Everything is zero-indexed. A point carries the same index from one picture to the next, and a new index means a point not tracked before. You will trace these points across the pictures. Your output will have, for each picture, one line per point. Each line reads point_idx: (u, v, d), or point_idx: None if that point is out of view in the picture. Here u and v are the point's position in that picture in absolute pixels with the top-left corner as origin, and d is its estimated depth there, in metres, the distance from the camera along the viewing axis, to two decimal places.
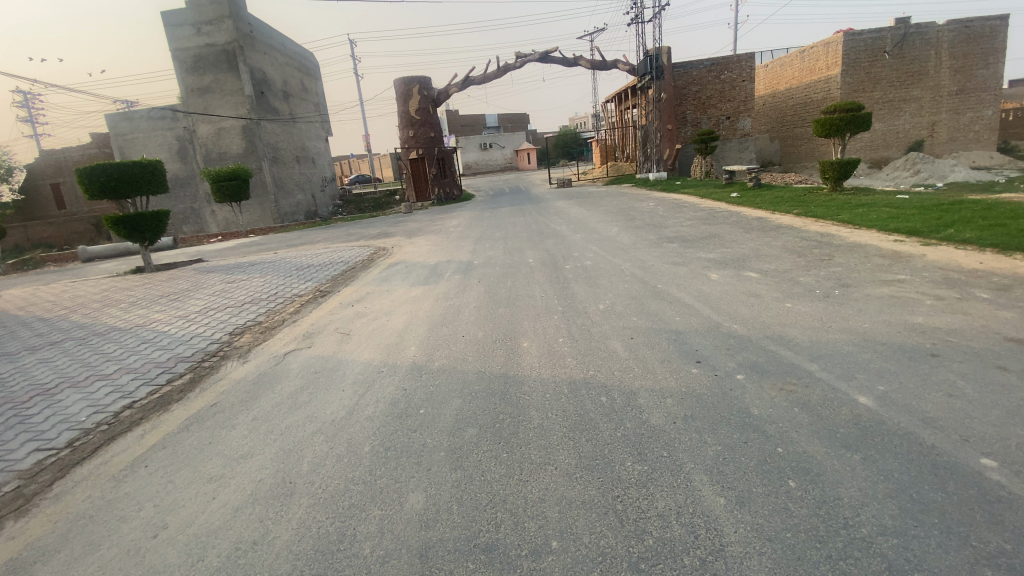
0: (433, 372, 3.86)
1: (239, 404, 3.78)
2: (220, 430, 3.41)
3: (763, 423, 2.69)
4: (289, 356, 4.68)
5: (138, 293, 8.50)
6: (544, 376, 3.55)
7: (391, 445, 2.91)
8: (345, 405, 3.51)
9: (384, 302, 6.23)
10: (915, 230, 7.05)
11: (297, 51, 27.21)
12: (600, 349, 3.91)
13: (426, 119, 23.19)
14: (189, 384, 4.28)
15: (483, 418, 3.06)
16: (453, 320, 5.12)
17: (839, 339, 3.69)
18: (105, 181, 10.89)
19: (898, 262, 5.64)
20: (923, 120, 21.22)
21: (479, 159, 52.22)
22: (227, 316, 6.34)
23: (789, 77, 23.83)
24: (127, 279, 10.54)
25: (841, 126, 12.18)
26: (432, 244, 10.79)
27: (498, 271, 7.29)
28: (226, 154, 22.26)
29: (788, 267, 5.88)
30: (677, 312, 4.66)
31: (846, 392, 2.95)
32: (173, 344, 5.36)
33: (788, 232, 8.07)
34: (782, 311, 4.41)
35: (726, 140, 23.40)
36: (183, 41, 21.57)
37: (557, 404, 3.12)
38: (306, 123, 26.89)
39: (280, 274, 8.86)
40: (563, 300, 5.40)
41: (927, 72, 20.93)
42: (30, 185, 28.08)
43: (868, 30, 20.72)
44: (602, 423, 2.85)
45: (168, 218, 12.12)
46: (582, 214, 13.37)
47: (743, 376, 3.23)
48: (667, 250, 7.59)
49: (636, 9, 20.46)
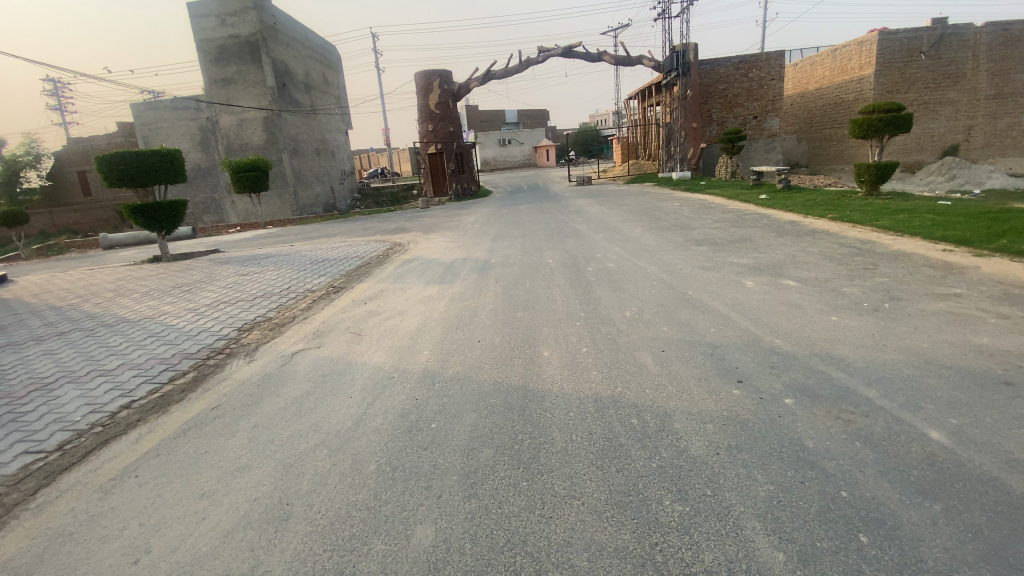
0: (446, 380, 3.58)
1: (240, 409, 3.54)
2: (216, 438, 3.18)
3: (821, 459, 2.36)
4: (297, 356, 4.45)
5: (151, 284, 8.40)
6: (566, 391, 3.25)
7: (399, 464, 2.64)
8: (352, 414, 3.25)
9: (398, 300, 5.98)
10: (964, 240, 6.57)
11: (320, 44, 27.23)
12: (629, 363, 3.59)
13: (446, 113, 22.97)
14: (191, 383, 4.06)
15: (501, 437, 2.78)
16: (469, 323, 4.83)
17: (897, 360, 3.32)
18: (124, 169, 10.86)
19: (950, 274, 5.21)
20: (960, 123, 20.27)
21: (498, 155, 52.01)
22: (237, 310, 6.15)
23: (819, 76, 23.05)
24: (144, 269, 10.49)
25: (880, 126, 11.57)
26: (449, 240, 10.51)
27: (516, 271, 7.01)
28: (247, 145, 22.33)
29: (829, 276, 5.48)
30: (710, 322, 4.33)
31: (912, 424, 2.60)
32: (179, 339, 5.17)
33: (825, 238, 7.62)
34: (828, 326, 4.05)
35: (753, 139, 22.69)
36: (206, 32, 21.63)
37: (583, 426, 2.81)
38: (326, 115, 26.88)
39: (295, 268, 8.68)
40: (585, 305, 5.09)
41: (965, 74, 19.99)
42: (57, 171, 28.60)
43: (904, 29, 19.87)
44: (634, 451, 2.54)
45: (185, 208, 12.05)
46: (603, 212, 13.01)
47: (791, 401, 2.89)
48: (694, 253, 7.22)
49: (663, 4, 19.92)
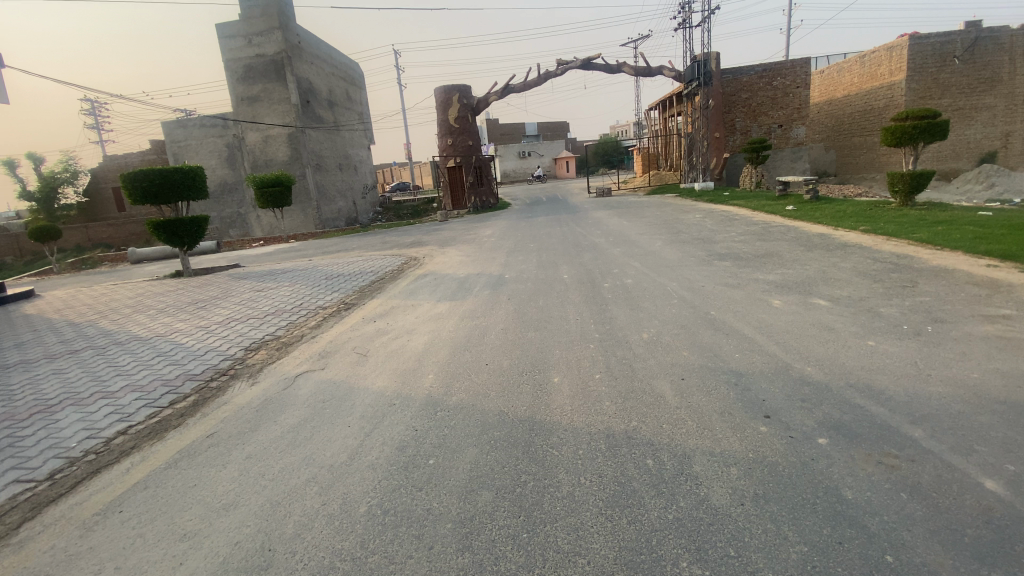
0: (449, 409, 3.36)
1: (235, 437, 3.40)
2: (208, 469, 3.03)
3: (862, 515, 2.06)
4: (299, 379, 4.30)
5: (169, 300, 8.47)
6: (576, 423, 3.02)
7: (391, 507, 2.44)
8: (348, 447, 3.05)
9: (408, 318, 5.82)
10: (1009, 253, 6.10)
11: (343, 61, 27.78)
12: (645, 393, 3.33)
13: (465, 127, 23.09)
14: (191, 408, 3.94)
15: (502, 478, 2.55)
16: (478, 345, 4.63)
17: (943, 394, 2.98)
18: (147, 186, 11.07)
19: (998, 293, 4.78)
20: (996, 129, 19.41)
21: (518, 168, 52.19)
22: (246, 328, 6.08)
23: (846, 83, 22.43)
24: (165, 284, 10.61)
25: (914, 134, 11.04)
26: (465, 254, 10.36)
27: (530, 287, 6.82)
28: (272, 161, 22.79)
29: (863, 295, 5.13)
30: (733, 346, 4.05)
31: (965, 471, 2.26)
32: (186, 358, 5.10)
33: (857, 252, 7.20)
34: (864, 352, 3.71)
35: (778, 149, 22.15)
36: (233, 52, 22.24)
37: (592, 466, 2.58)
38: (349, 131, 27.35)
39: (310, 284, 8.65)
40: (601, 326, 4.83)
41: (1001, 79, 19.17)
42: (92, 188, 29.63)
43: (936, 33, 19.18)
44: (648, 500, 2.29)
45: (207, 224, 12.22)
46: (623, 224, 12.74)
47: (825, 441, 2.61)
48: (717, 269, 6.90)
49: (684, 14, 19.68)
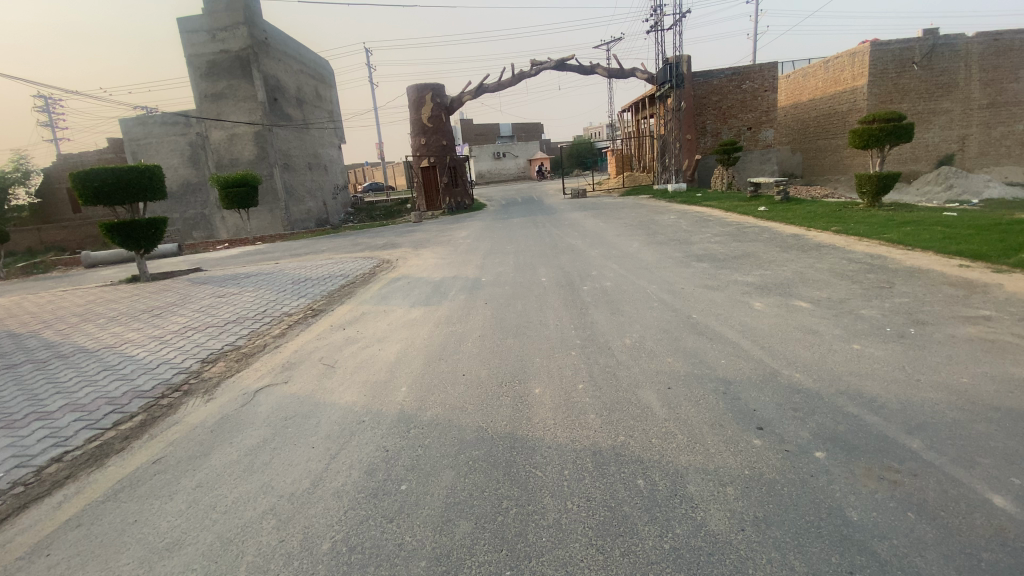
0: (423, 427, 3.11)
1: (184, 463, 3.08)
2: (151, 502, 2.71)
3: (870, 540, 1.92)
4: (260, 394, 3.96)
5: (123, 307, 7.93)
6: (560, 439, 2.82)
7: (359, 542, 2.19)
8: (311, 472, 2.78)
9: (379, 326, 5.53)
10: (979, 253, 6.18)
11: (312, 59, 27.07)
12: (631, 405, 3.15)
13: (438, 127, 22.73)
14: (138, 430, 3.58)
15: (481, 504, 2.33)
16: (454, 354, 4.38)
17: (936, 400, 2.89)
18: (100, 186, 10.42)
19: (974, 293, 4.80)
20: (953, 133, 20.12)
21: (492, 168, 52.03)
22: (204, 338, 5.67)
23: (812, 87, 22.99)
24: (120, 289, 9.99)
25: (881, 136, 11.29)
26: (440, 257, 10.07)
27: (508, 290, 6.62)
28: (237, 160, 21.98)
29: (843, 296, 5.11)
30: (719, 352, 3.91)
31: (971, 487, 2.14)
32: (136, 373, 4.69)
33: (832, 253, 7.24)
34: (850, 357, 3.63)
35: (747, 151, 22.53)
36: (196, 47, 21.37)
37: (580, 489, 2.37)
38: (319, 130, 26.64)
39: (275, 288, 8.23)
40: (582, 331, 4.65)
41: (957, 84, 19.88)
42: (45, 188, 28.11)
43: (896, 39, 19.78)
44: (641, 527, 2.10)
45: (165, 225, 11.60)
46: (599, 226, 12.68)
47: (823, 455, 2.48)
48: (697, 270, 6.82)
49: (656, 16, 19.79)
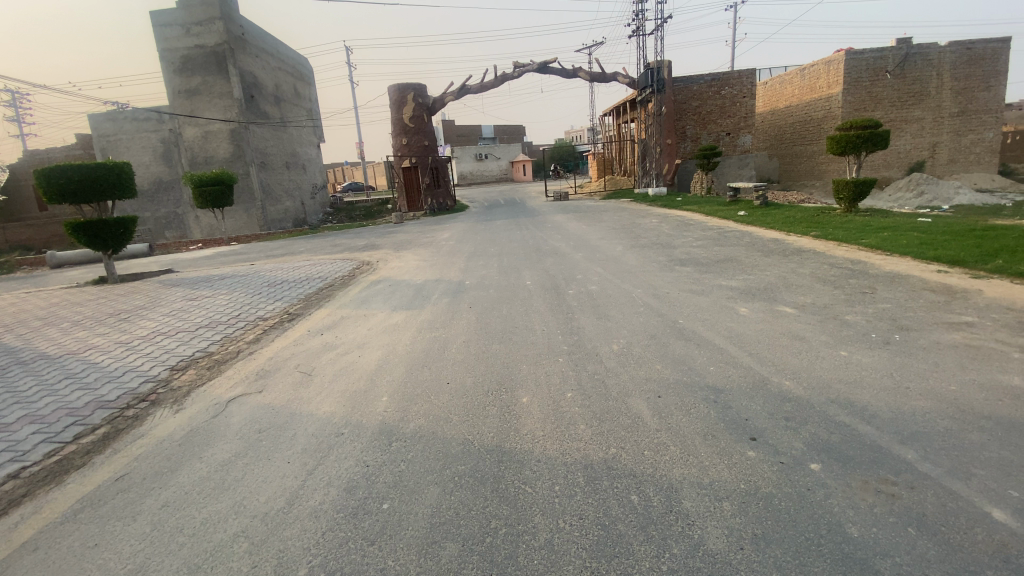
0: (407, 439, 2.98)
1: (149, 481, 2.88)
2: (112, 524, 2.52)
3: (873, 558, 1.87)
4: (233, 404, 3.77)
5: (88, 310, 7.57)
6: (550, 452, 2.71)
7: (338, 567, 2.05)
8: (287, 489, 2.62)
9: (359, 331, 5.35)
10: (956, 259, 6.30)
11: (291, 56, 26.58)
12: (622, 415, 3.06)
13: (420, 127, 22.49)
14: (101, 443, 3.35)
15: (469, 524, 2.21)
16: (437, 361, 4.24)
17: (926, 408, 2.88)
18: (65, 184, 9.97)
19: (955, 299, 4.86)
20: (924, 140, 20.71)
21: (474, 170, 51.86)
22: (175, 343, 5.42)
23: (788, 94, 23.45)
24: (85, 292, 9.56)
25: (858, 143, 11.50)
26: (422, 260, 9.90)
27: (492, 293, 6.51)
28: (212, 158, 21.41)
29: (826, 302, 5.13)
30: (707, 359, 3.86)
31: (970, 500, 2.10)
32: (100, 382, 4.43)
33: (813, 258, 7.31)
34: (839, 363, 3.61)
35: (726, 156, 22.85)
36: (170, 41, 20.76)
37: (573, 506, 2.27)
38: (298, 128, 26.14)
39: (250, 291, 7.97)
40: (568, 337, 4.56)
41: (928, 93, 20.44)
42: (9, 185, 26.97)
43: (870, 49, 20.29)
44: (637, 547, 2.01)
45: (135, 225, 11.17)
46: (582, 229, 12.65)
47: (818, 467, 2.42)
48: (681, 275, 6.81)
49: (638, 21, 19.91)
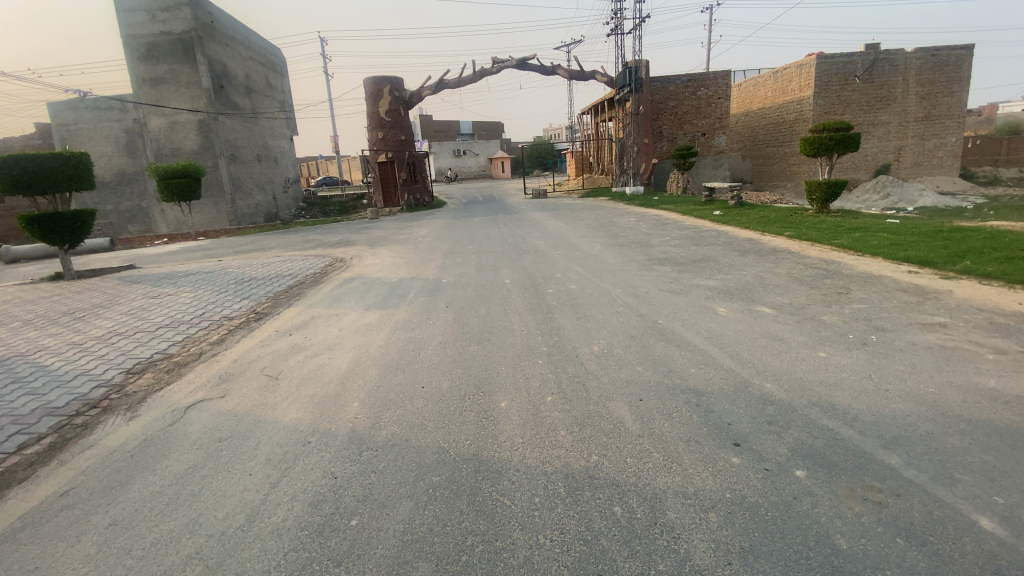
0: (379, 448, 2.82)
1: (97, 496, 2.65)
2: (52, 545, 2.30)
3: (862, 571, 1.81)
4: (192, 411, 3.55)
5: (40, 308, 7.14)
6: (530, 461, 2.60)
7: None
8: (248, 504, 2.44)
9: (330, 331, 5.15)
10: (927, 260, 6.41)
11: (263, 46, 25.78)
12: (603, 420, 2.97)
13: (397, 121, 22.10)
14: (45, 455, 3.09)
15: (443, 542, 2.08)
16: (411, 363, 4.08)
17: (906, 411, 2.86)
18: (18, 174, 9.35)
19: (928, 300, 4.91)
20: (890, 144, 21.31)
21: (452, 166, 51.44)
22: (132, 345, 5.10)
23: (762, 96, 23.86)
24: (40, 289, 9.04)
25: (831, 145, 11.69)
26: (398, 256, 9.67)
27: (469, 292, 6.36)
28: (179, 150, 20.61)
29: (803, 302, 5.14)
30: (688, 360, 3.80)
31: (956, 508, 2.07)
32: (47, 387, 4.11)
33: (788, 257, 7.38)
34: (819, 365, 3.58)
35: (701, 156, 23.15)
36: (134, 28, 19.87)
37: (555, 519, 2.16)
38: (270, 120, 25.40)
39: (216, 289, 7.63)
40: (547, 338, 4.45)
41: (895, 97, 21.01)
42: None
43: (840, 54, 20.75)
44: (622, 563, 1.92)
45: (93, 218, 10.63)
46: (560, 226, 12.58)
47: (803, 473, 2.37)
48: (660, 274, 6.78)
49: (616, 20, 19.91)
